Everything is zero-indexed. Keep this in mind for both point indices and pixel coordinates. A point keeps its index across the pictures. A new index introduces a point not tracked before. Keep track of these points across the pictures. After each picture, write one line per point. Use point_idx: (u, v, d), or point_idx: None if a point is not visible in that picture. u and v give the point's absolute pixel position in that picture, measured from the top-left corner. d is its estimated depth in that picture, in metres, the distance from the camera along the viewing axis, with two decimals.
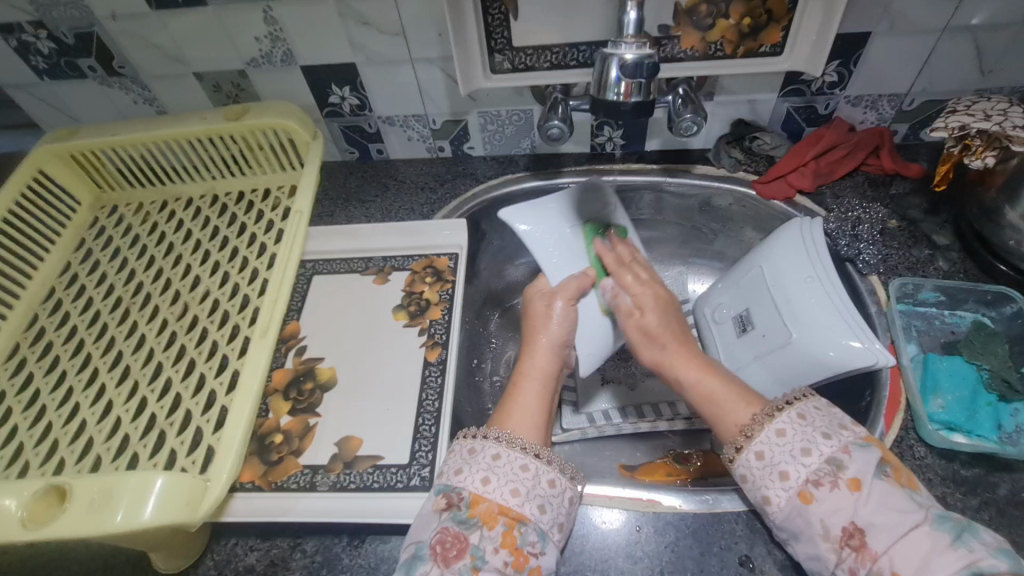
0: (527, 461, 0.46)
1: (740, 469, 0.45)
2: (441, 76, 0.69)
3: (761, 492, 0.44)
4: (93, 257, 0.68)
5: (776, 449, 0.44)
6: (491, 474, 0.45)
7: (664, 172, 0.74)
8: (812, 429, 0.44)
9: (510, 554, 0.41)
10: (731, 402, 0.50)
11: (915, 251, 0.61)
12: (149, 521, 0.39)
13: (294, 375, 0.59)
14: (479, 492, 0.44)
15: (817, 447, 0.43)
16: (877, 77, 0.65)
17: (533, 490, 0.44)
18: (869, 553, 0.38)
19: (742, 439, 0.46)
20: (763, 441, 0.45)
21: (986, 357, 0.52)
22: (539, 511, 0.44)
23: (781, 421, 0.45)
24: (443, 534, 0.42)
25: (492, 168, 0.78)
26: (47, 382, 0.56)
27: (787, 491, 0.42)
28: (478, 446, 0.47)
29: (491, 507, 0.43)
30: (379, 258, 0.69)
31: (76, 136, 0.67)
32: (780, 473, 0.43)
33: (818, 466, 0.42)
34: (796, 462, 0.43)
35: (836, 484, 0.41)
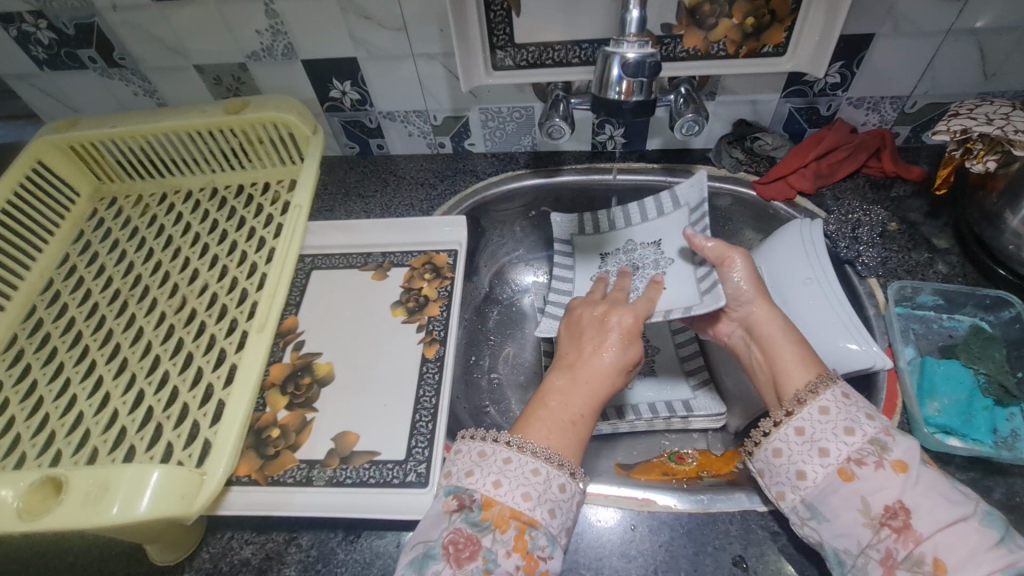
0: (538, 465, 0.45)
1: (775, 443, 0.46)
2: (443, 72, 0.69)
3: (797, 467, 0.44)
4: (92, 249, 0.68)
5: (818, 425, 0.45)
6: (503, 477, 0.44)
7: (665, 171, 0.73)
8: (856, 408, 0.44)
9: (522, 558, 0.41)
10: (794, 364, 0.50)
11: (915, 253, 0.61)
12: (145, 514, 0.39)
13: (292, 369, 0.59)
14: (491, 496, 0.44)
15: (860, 427, 0.43)
16: (879, 78, 0.64)
17: (544, 494, 0.44)
18: (912, 535, 0.39)
19: (782, 414, 0.47)
20: (805, 417, 0.45)
21: (982, 361, 0.52)
22: (549, 516, 0.43)
23: (826, 398, 0.45)
24: (455, 535, 0.42)
25: (492, 165, 0.78)
26: (45, 374, 0.56)
27: (827, 468, 0.43)
28: (489, 450, 0.46)
29: (504, 511, 0.43)
30: (378, 254, 0.69)
31: (76, 127, 0.67)
32: (821, 449, 0.44)
33: (862, 446, 0.43)
34: (839, 440, 0.43)
35: (880, 465, 0.42)
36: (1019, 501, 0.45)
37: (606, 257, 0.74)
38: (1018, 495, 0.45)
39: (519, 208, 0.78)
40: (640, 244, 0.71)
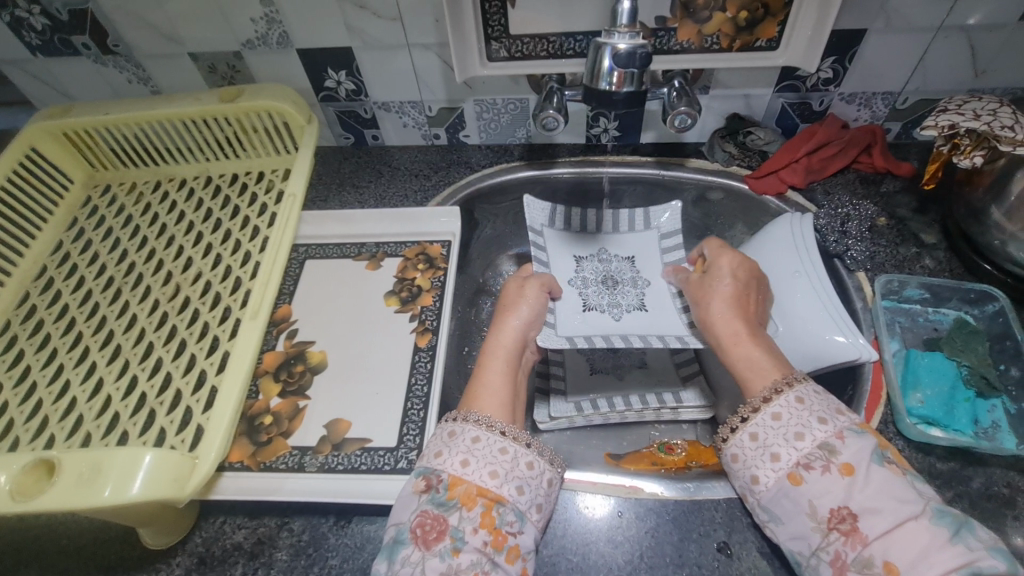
0: (506, 444, 0.46)
1: (731, 448, 0.46)
2: (438, 62, 0.69)
3: (750, 472, 0.45)
4: (86, 235, 0.68)
5: (770, 431, 0.45)
6: (471, 456, 0.45)
7: (658, 165, 0.74)
8: (808, 412, 0.44)
9: (490, 534, 0.42)
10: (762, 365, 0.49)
11: (903, 248, 0.62)
12: (137, 497, 0.39)
13: (285, 357, 0.60)
14: (457, 475, 0.44)
15: (811, 432, 0.43)
16: (871, 74, 0.65)
17: (510, 472, 0.45)
18: (859, 537, 0.38)
19: (738, 419, 0.47)
20: (758, 424, 0.45)
21: (965, 354, 0.53)
22: (517, 492, 0.44)
23: (777, 404, 0.45)
24: (422, 517, 0.42)
25: (486, 157, 0.78)
26: (39, 359, 0.57)
27: (777, 472, 0.43)
28: (459, 430, 0.47)
29: (470, 489, 0.43)
30: (373, 244, 0.70)
31: (69, 114, 0.67)
32: (772, 454, 0.44)
33: (810, 451, 0.42)
34: (788, 446, 0.43)
35: (827, 468, 0.41)
36: (997, 491, 0.46)
37: (579, 260, 0.74)
38: (996, 485, 0.46)
39: (514, 200, 0.78)
40: (614, 256, 0.75)
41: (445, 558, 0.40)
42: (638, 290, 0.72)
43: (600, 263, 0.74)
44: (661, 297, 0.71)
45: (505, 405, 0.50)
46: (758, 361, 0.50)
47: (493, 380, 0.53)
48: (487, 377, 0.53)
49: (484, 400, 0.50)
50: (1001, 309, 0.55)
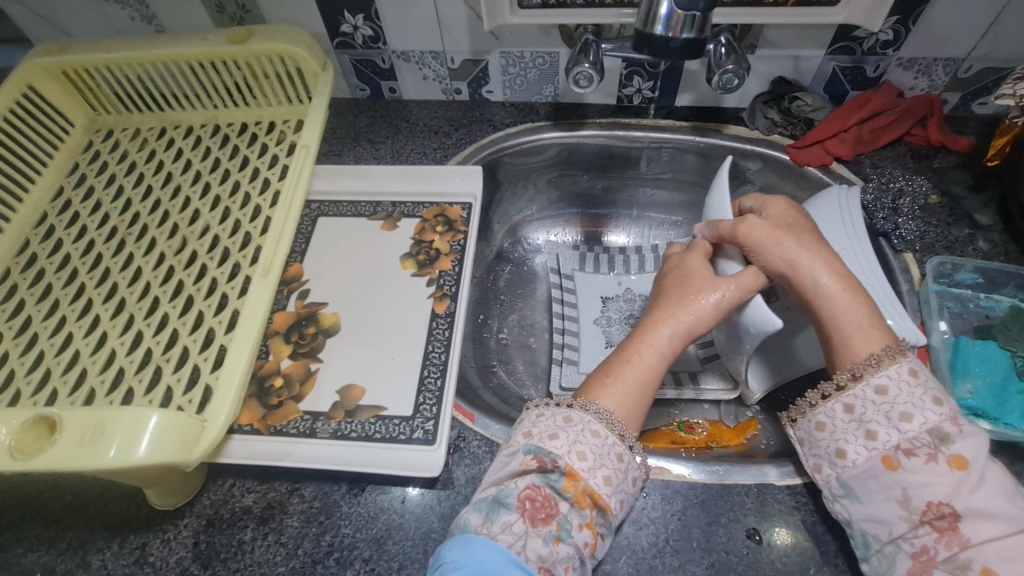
0: (599, 426, 0.42)
1: (817, 417, 0.43)
2: (464, 8, 0.64)
3: (837, 446, 0.42)
4: (87, 182, 0.65)
5: (871, 405, 0.41)
6: (590, 450, 0.41)
7: (694, 130, 0.69)
8: (921, 392, 0.40)
9: (591, 536, 0.40)
10: (859, 320, 0.43)
11: (955, 229, 0.58)
12: (143, 459, 0.37)
13: (296, 318, 0.57)
14: (576, 467, 0.40)
15: (921, 415, 0.40)
16: (935, 37, 0.60)
17: (621, 484, 0.41)
18: (958, 538, 0.37)
19: (834, 386, 0.43)
20: (857, 395, 0.42)
21: (1020, 344, 0.50)
22: (619, 506, 0.41)
23: (886, 376, 0.41)
24: (534, 492, 0.40)
25: (510, 115, 0.73)
26: (40, 310, 0.54)
27: (872, 451, 0.41)
28: (574, 415, 0.43)
29: (587, 487, 0.40)
30: (389, 203, 0.66)
31: (68, 51, 0.63)
32: (868, 432, 0.41)
33: (916, 436, 0.40)
34: (890, 426, 0.41)
35: (933, 458, 0.39)
36: None
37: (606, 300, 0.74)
38: None
39: (538, 163, 0.74)
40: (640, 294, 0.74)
41: (547, 542, 0.38)
42: None
43: (625, 303, 0.74)
44: None
45: (633, 411, 0.44)
46: (850, 314, 0.44)
47: (637, 373, 0.46)
48: (628, 369, 0.46)
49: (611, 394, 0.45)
50: None
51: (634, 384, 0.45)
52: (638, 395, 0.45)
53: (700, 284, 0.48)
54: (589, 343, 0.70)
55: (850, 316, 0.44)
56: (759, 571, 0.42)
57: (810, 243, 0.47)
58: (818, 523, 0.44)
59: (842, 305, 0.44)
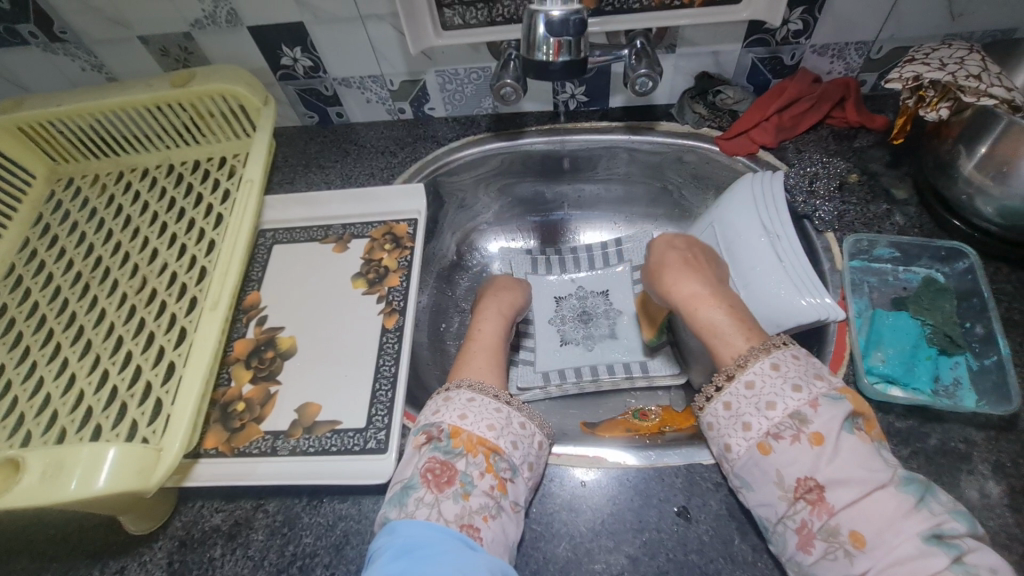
0: (501, 403, 0.50)
1: (707, 417, 0.47)
2: (393, 33, 0.66)
3: (723, 441, 0.46)
4: (51, 231, 0.68)
5: (742, 400, 0.45)
6: (468, 411, 0.48)
7: (627, 130, 0.72)
8: (782, 381, 0.44)
9: (495, 479, 0.45)
10: (728, 329, 0.50)
11: (873, 206, 0.60)
12: (103, 489, 0.40)
13: (255, 344, 0.60)
14: (457, 425, 0.47)
15: (783, 401, 0.43)
16: (843, 24, 0.62)
17: (507, 427, 0.48)
18: (826, 506, 0.39)
19: (712, 389, 0.48)
20: (731, 393, 0.46)
21: (930, 313, 0.52)
22: (512, 447, 0.47)
23: (750, 373, 0.46)
24: (431, 463, 0.45)
25: (453, 130, 0.76)
26: (12, 358, 0.57)
27: (748, 442, 0.44)
28: (452, 394, 0.50)
29: (472, 437, 0.46)
30: (339, 225, 0.69)
31: (21, 107, 0.66)
32: (744, 424, 0.45)
33: (781, 421, 0.43)
34: (760, 415, 0.44)
35: (797, 438, 0.42)
36: (953, 446, 0.46)
37: (559, 300, 0.79)
38: (952, 441, 0.47)
39: (484, 173, 0.77)
40: (589, 292, 0.79)
41: (457, 501, 0.43)
42: (611, 320, 0.77)
43: (577, 300, 0.79)
44: (630, 326, 0.75)
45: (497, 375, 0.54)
46: (722, 325, 0.51)
47: (482, 351, 0.57)
48: (480, 349, 0.57)
49: (479, 370, 0.54)
50: (971, 266, 0.54)
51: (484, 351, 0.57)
52: (492, 363, 0.56)
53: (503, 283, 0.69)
54: (544, 343, 0.76)
55: (720, 327, 0.51)
56: (688, 545, 0.45)
57: (672, 263, 0.58)
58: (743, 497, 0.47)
59: (711, 318, 0.52)
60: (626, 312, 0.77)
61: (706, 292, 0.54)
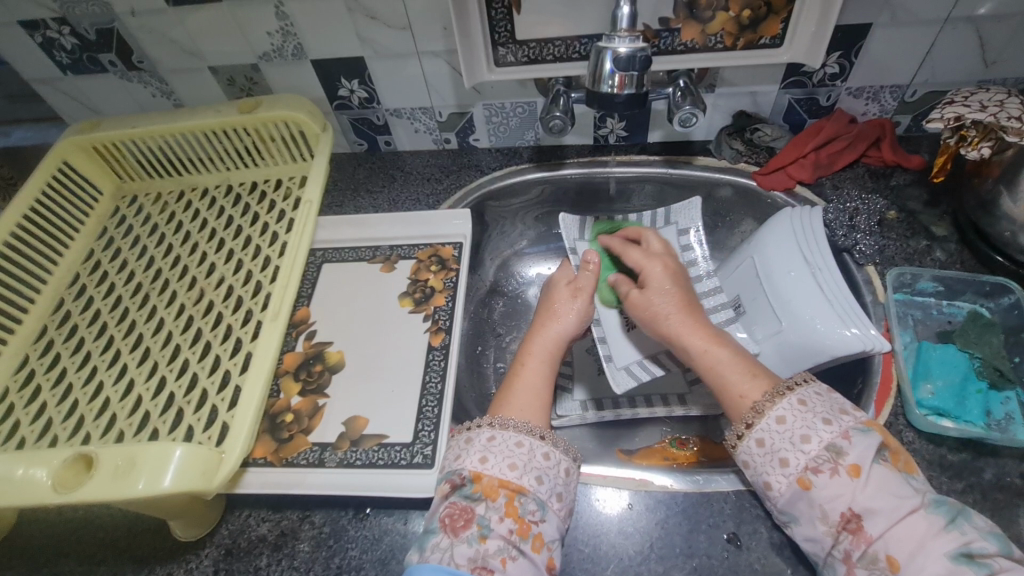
0: (521, 437, 0.46)
1: (740, 456, 0.45)
2: (447, 68, 0.70)
3: (761, 479, 0.44)
4: (115, 244, 0.71)
5: (776, 435, 0.44)
6: (490, 453, 0.46)
7: (665, 164, 0.75)
8: (812, 414, 0.43)
9: (515, 523, 0.42)
10: (736, 373, 0.48)
11: (913, 241, 0.62)
12: (169, 488, 0.42)
13: (304, 358, 0.62)
14: (479, 470, 0.45)
15: (817, 434, 0.42)
16: (878, 68, 0.65)
17: (529, 463, 0.45)
18: (865, 535, 0.39)
19: (743, 426, 0.45)
20: (763, 428, 0.44)
21: (979, 346, 0.53)
22: (537, 483, 0.45)
23: (781, 408, 0.44)
24: (451, 508, 0.44)
25: (496, 160, 0.80)
26: (73, 362, 0.60)
27: (787, 478, 0.42)
28: (474, 436, 0.47)
29: (492, 481, 0.44)
30: (387, 247, 0.71)
31: (99, 128, 0.70)
32: (780, 460, 0.43)
33: (818, 454, 0.42)
34: (796, 450, 0.42)
35: (835, 471, 0.40)
36: (1009, 481, 0.46)
37: None
38: (1008, 476, 0.46)
39: (524, 202, 0.80)
40: None
41: (473, 544, 0.41)
42: None
43: None
44: None
45: (534, 406, 0.50)
46: (724, 365, 0.49)
47: (532, 383, 0.53)
48: (524, 380, 0.53)
49: (516, 405, 0.50)
50: (1016, 301, 0.55)
51: (534, 388, 0.52)
52: (541, 400, 0.51)
53: (557, 295, 0.60)
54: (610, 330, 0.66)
55: (725, 369, 0.49)
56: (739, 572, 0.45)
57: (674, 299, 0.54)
58: None
59: (716, 360, 0.50)
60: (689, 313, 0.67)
61: (708, 333, 0.51)
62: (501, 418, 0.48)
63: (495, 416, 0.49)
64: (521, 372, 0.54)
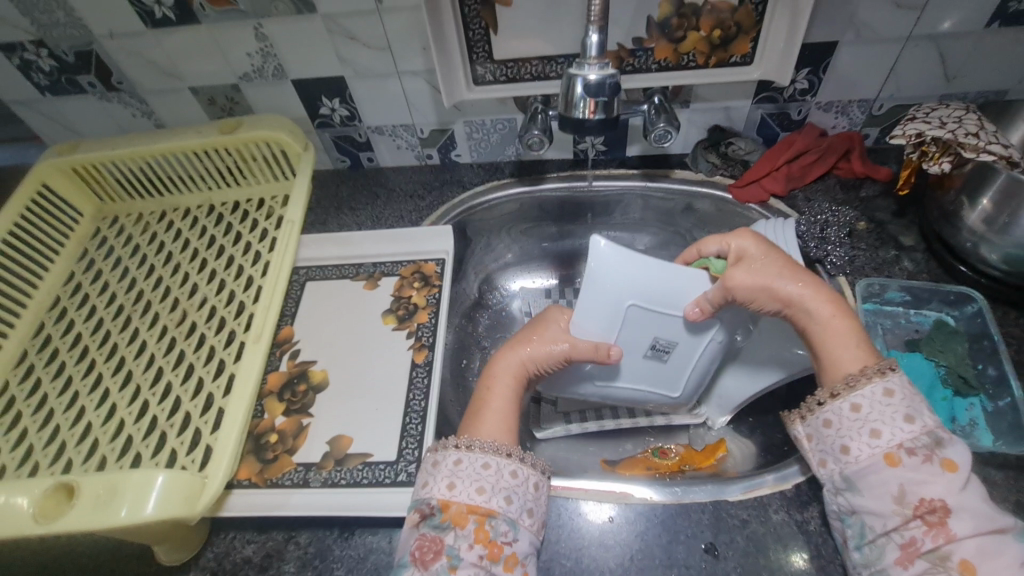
0: (488, 458, 0.47)
1: (825, 414, 0.46)
2: (427, 87, 0.71)
3: (842, 441, 0.44)
4: (96, 266, 0.71)
5: (876, 405, 0.44)
6: (457, 479, 0.46)
7: (644, 177, 0.77)
8: (917, 400, 0.44)
9: (486, 548, 0.43)
10: (850, 345, 0.48)
11: (882, 251, 0.63)
12: (151, 516, 0.42)
13: (288, 377, 0.62)
14: (446, 498, 0.45)
15: (920, 419, 0.43)
16: (845, 84, 0.67)
17: (497, 484, 0.46)
18: (945, 532, 0.40)
19: (830, 393, 0.46)
20: (864, 395, 0.45)
21: (944, 354, 0.54)
22: (506, 503, 0.45)
23: (890, 380, 0.45)
24: (420, 540, 0.44)
25: (478, 176, 0.81)
26: (55, 387, 0.60)
27: (874, 449, 0.43)
28: (463, 457, 0.47)
29: (461, 508, 0.45)
30: (371, 264, 0.72)
31: (78, 150, 0.70)
32: (872, 430, 0.44)
33: (917, 436, 0.43)
34: (894, 425, 0.43)
35: (930, 458, 0.42)
36: None
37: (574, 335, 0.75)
38: (974, 480, 0.48)
39: (506, 216, 0.81)
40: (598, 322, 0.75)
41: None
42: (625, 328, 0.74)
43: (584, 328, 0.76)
44: None
45: (506, 426, 0.51)
46: (840, 339, 0.48)
47: (492, 404, 0.53)
48: (489, 404, 0.53)
49: (485, 429, 0.50)
50: (979, 310, 0.56)
51: (498, 412, 0.52)
52: (508, 423, 0.51)
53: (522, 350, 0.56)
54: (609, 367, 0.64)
55: (843, 343, 0.48)
56: None
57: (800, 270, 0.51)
58: (770, 534, 0.48)
59: (833, 331, 0.49)
60: (681, 339, 0.59)
61: (830, 302, 0.49)
62: (468, 438, 0.49)
63: (465, 436, 0.49)
64: (488, 395, 0.54)
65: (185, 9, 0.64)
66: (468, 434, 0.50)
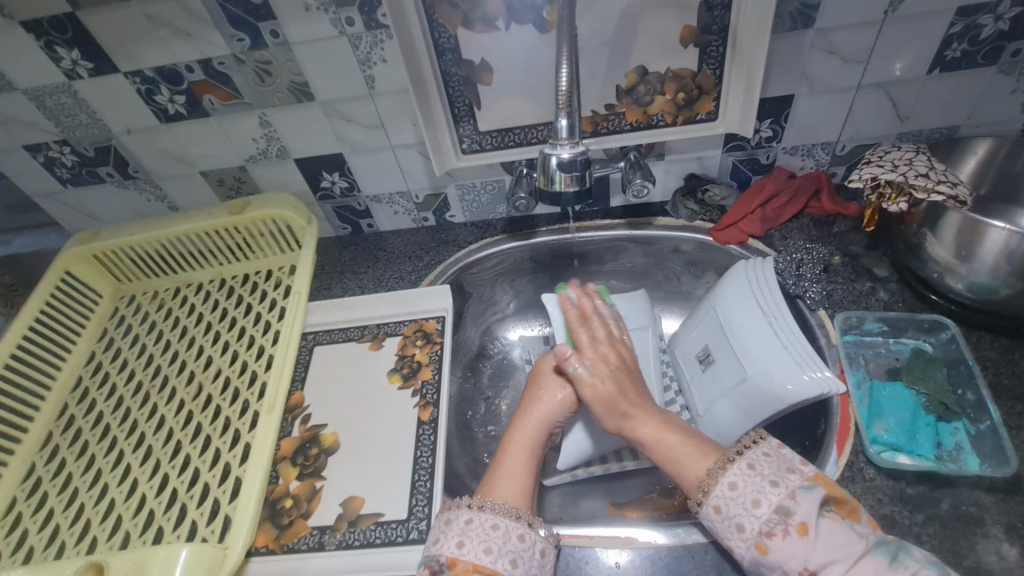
0: (497, 520, 0.50)
1: (705, 521, 0.48)
2: (420, 157, 0.77)
3: (726, 544, 0.46)
4: (115, 344, 0.75)
5: (730, 502, 0.47)
6: (467, 537, 0.48)
7: (629, 226, 0.81)
8: (761, 477, 0.47)
9: None
10: (688, 454, 0.52)
11: (858, 284, 0.67)
12: None
13: (301, 442, 0.64)
14: (455, 555, 0.47)
15: (766, 497, 0.45)
16: (807, 130, 0.72)
17: (504, 546, 0.48)
18: None
19: (700, 495, 0.49)
20: (718, 496, 0.47)
21: (924, 381, 0.57)
22: (512, 566, 0.47)
23: (733, 473, 0.48)
24: None
25: (472, 234, 0.85)
26: (78, 466, 0.63)
27: (746, 542, 0.45)
28: (475, 517, 0.50)
29: (467, 566, 0.47)
30: (374, 325, 0.76)
31: (98, 238, 0.76)
32: (738, 525, 0.46)
33: (770, 517, 0.44)
34: (750, 515, 0.45)
35: (787, 532, 0.43)
36: (966, 510, 0.49)
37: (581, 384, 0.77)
38: (963, 504, 0.49)
39: (501, 270, 0.85)
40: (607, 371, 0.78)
41: None
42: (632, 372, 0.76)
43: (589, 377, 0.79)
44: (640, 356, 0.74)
45: (521, 488, 0.54)
46: (677, 446, 0.54)
47: (509, 465, 0.56)
48: (506, 467, 0.56)
49: (501, 489, 0.53)
50: (953, 336, 0.60)
51: (518, 471, 0.56)
52: (522, 480, 0.55)
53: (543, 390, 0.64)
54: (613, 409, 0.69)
55: (680, 451, 0.53)
56: None
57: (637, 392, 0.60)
58: None
59: (670, 445, 0.54)
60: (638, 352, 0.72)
61: (656, 421, 0.57)
62: (481, 499, 0.52)
63: (485, 496, 0.53)
64: (504, 457, 0.58)
65: (195, 105, 0.70)
66: (486, 496, 0.53)
